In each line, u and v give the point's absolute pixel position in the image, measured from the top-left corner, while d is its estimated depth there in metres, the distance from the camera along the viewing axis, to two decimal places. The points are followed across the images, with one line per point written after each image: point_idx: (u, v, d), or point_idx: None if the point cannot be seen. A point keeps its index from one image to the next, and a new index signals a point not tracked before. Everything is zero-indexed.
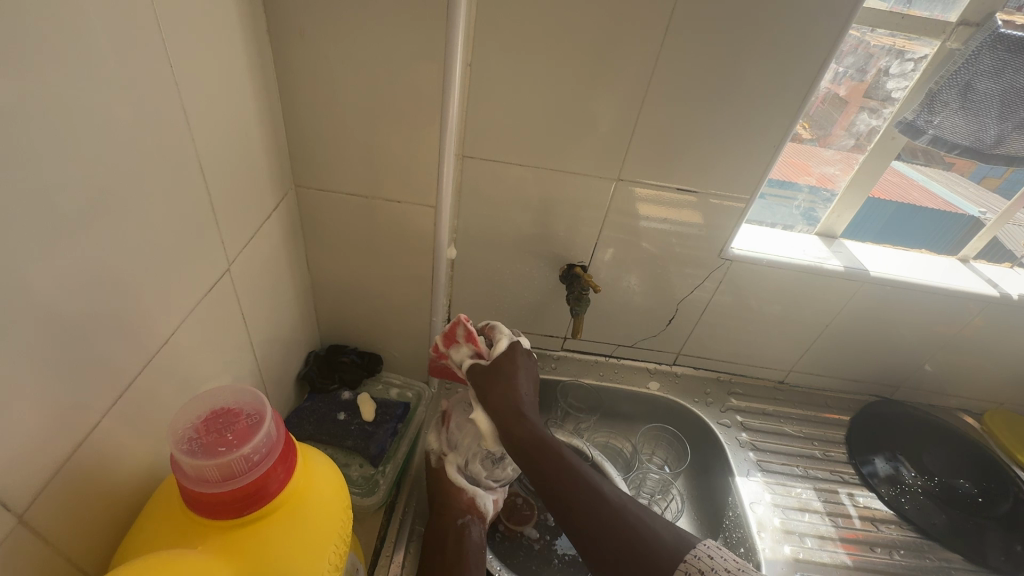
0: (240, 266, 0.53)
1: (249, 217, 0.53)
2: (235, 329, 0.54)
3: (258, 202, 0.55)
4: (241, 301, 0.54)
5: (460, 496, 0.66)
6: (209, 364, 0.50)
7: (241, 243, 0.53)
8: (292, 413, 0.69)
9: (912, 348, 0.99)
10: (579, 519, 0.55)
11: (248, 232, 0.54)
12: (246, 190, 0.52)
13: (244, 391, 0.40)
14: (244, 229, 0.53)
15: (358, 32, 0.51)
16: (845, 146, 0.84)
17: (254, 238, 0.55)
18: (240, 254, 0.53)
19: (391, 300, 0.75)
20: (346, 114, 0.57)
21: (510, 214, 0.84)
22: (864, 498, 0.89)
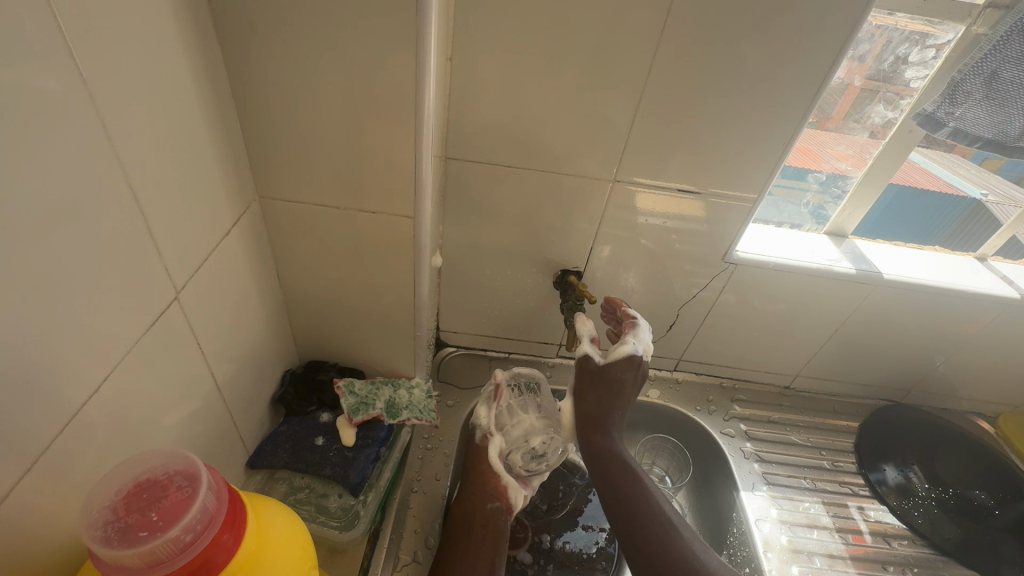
0: (191, 292, 0.48)
1: (200, 236, 0.48)
2: (189, 361, 0.49)
3: (212, 219, 0.49)
4: (194, 329, 0.49)
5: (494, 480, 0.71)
6: (157, 402, 0.45)
7: (191, 266, 0.47)
8: (266, 439, 0.64)
9: (926, 351, 0.94)
10: (636, 526, 0.63)
11: (199, 253, 0.48)
12: (197, 206, 0.47)
13: (176, 454, 0.35)
14: (194, 250, 0.47)
15: (320, 30, 0.46)
16: (859, 137, 0.79)
17: (208, 258, 0.50)
18: (189, 279, 0.47)
19: (373, 315, 0.70)
20: (310, 118, 0.51)
21: (499, 219, 0.79)
22: (876, 512, 0.85)
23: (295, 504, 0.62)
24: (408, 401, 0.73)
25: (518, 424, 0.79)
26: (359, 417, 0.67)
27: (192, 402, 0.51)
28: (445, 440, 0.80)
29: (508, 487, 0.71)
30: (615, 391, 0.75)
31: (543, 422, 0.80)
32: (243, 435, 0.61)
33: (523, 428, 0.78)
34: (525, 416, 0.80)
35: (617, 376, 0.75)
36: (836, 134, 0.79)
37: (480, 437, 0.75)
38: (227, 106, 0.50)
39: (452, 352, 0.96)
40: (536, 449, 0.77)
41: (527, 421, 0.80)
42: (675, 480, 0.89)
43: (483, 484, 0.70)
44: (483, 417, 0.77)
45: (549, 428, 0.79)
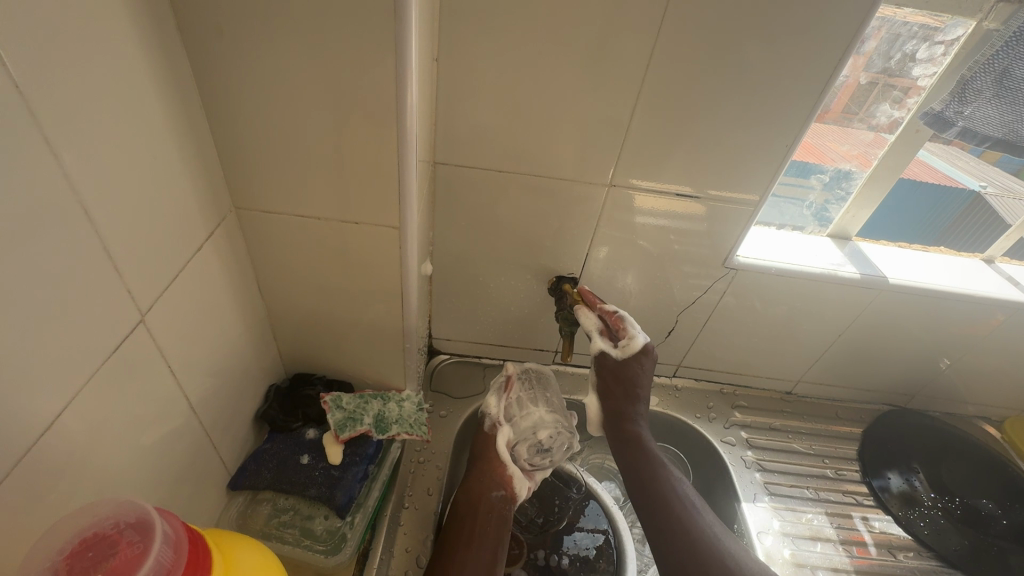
0: (159, 314, 0.45)
1: (168, 254, 0.45)
2: (158, 385, 0.47)
3: (181, 235, 0.47)
4: (164, 352, 0.47)
5: (501, 469, 0.72)
6: (122, 431, 0.43)
7: (159, 286, 0.45)
8: (249, 459, 0.61)
9: (931, 356, 0.92)
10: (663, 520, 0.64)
11: (168, 272, 0.46)
12: (163, 221, 0.44)
13: (128, 504, 0.33)
14: (162, 269, 0.45)
15: (293, 35, 0.43)
16: (859, 131, 0.75)
17: (178, 276, 0.47)
18: (157, 300, 0.45)
19: (360, 327, 0.67)
20: (284, 125, 0.48)
21: (492, 225, 0.76)
22: (881, 523, 0.83)
23: (279, 527, 0.59)
24: (398, 415, 0.70)
25: (526, 417, 0.80)
26: (346, 434, 0.65)
27: (163, 427, 0.49)
28: (436, 453, 0.78)
29: (514, 476, 0.72)
30: (634, 384, 0.73)
31: (551, 417, 0.81)
32: (223, 455, 0.59)
33: (531, 421, 0.80)
34: (533, 409, 0.81)
35: (632, 371, 0.72)
36: (839, 136, 0.76)
37: (490, 426, 0.78)
38: (197, 115, 0.47)
39: (445, 360, 0.94)
40: (542, 443, 0.78)
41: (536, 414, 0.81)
42: None
43: (490, 473, 0.72)
44: (493, 407, 0.80)
45: (556, 423, 0.80)
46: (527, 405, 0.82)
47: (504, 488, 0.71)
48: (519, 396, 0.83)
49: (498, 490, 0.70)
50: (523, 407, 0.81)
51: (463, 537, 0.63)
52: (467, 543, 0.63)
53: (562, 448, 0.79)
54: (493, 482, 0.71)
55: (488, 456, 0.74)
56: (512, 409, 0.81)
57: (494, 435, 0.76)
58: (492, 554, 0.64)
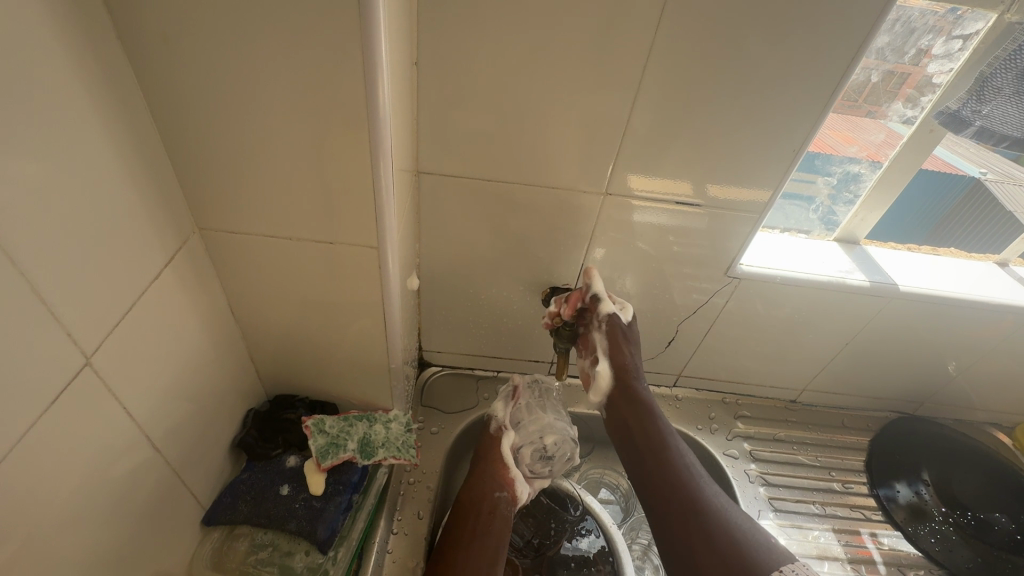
0: (110, 353, 0.42)
1: (116, 288, 0.41)
2: (111, 429, 0.43)
3: (132, 266, 0.43)
4: (116, 392, 0.43)
5: (502, 471, 0.71)
6: (66, 483, 0.40)
7: (108, 323, 0.41)
8: (225, 491, 0.58)
9: (942, 363, 0.88)
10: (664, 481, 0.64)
11: (118, 307, 0.42)
12: (112, 252, 0.41)
13: None
14: (109, 305, 0.41)
15: (251, 48, 0.39)
16: (857, 115, 0.69)
17: (130, 310, 0.43)
18: (106, 339, 0.41)
19: (340, 347, 0.63)
20: (245, 141, 0.44)
21: (481, 236, 0.72)
22: (890, 539, 0.81)
23: (256, 565, 0.56)
24: (384, 438, 0.67)
25: (534, 421, 0.77)
26: (328, 461, 0.61)
27: (120, 471, 0.45)
28: (427, 472, 0.75)
29: (516, 479, 0.71)
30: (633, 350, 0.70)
31: (557, 422, 0.77)
32: (195, 490, 0.56)
33: (538, 425, 0.77)
34: (542, 414, 0.78)
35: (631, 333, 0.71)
36: (850, 127, 0.70)
37: (495, 429, 0.76)
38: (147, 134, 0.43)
39: (436, 372, 0.90)
40: (547, 450, 0.75)
41: (544, 419, 0.78)
42: None
43: (493, 475, 0.71)
44: (499, 411, 0.78)
45: (563, 431, 0.76)
46: (537, 408, 0.79)
47: (506, 490, 0.70)
48: (529, 402, 0.80)
49: (500, 491, 0.69)
50: (532, 411, 0.78)
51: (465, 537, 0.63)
52: (467, 543, 0.63)
53: (565, 459, 0.76)
54: (496, 483, 0.70)
55: (491, 457, 0.73)
56: (520, 414, 0.78)
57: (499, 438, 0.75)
58: (492, 554, 0.63)
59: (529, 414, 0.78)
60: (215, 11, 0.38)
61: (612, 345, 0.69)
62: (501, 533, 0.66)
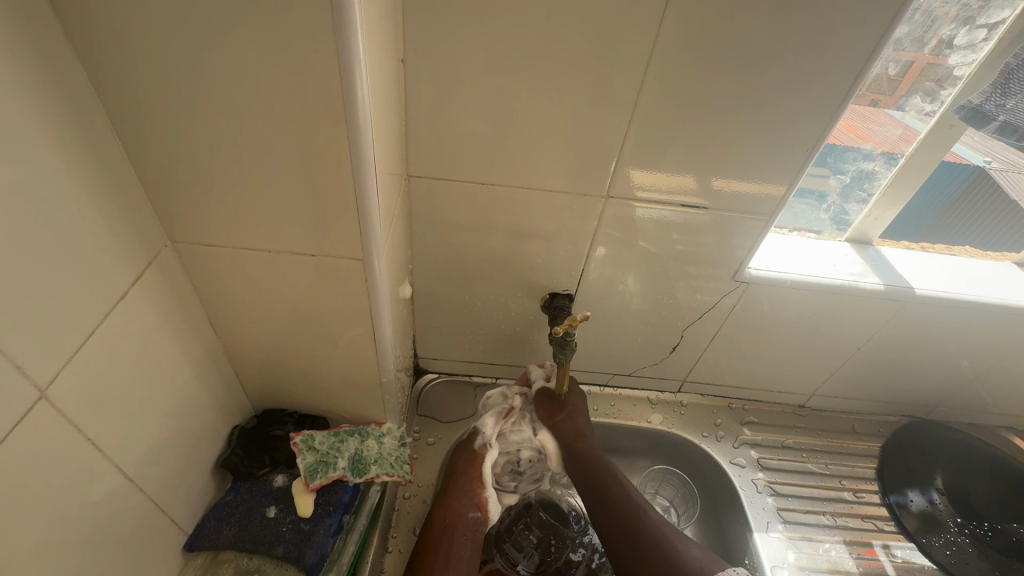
0: (70, 383, 0.39)
1: (75, 314, 0.38)
2: (74, 464, 0.40)
3: (93, 289, 0.40)
4: (78, 425, 0.40)
5: (478, 489, 0.69)
6: (26, 524, 0.37)
7: (66, 352, 0.38)
8: (210, 514, 0.56)
9: (957, 368, 0.85)
10: (619, 519, 0.66)
11: (77, 334, 0.39)
12: (67, 275, 0.37)
13: None
14: (66, 333, 0.38)
15: (219, 53, 0.36)
16: (859, 104, 0.65)
17: (92, 337, 0.40)
18: (64, 369, 0.38)
19: (329, 362, 0.61)
20: (216, 150, 0.41)
21: (477, 241, 0.69)
22: (903, 551, 0.78)
23: None
24: (377, 455, 0.65)
25: (519, 436, 0.76)
26: (317, 481, 0.59)
27: (88, 504, 0.42)
28: (422, 485, 0.73)
29: (490, 498, 0.69)
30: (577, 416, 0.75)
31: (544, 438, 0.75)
32: (175, 516, 0.53)
33: (519, 437, 0.76)
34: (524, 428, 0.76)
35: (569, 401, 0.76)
36: (859, 119, 0.66)
37: (479, 445, 0.73)
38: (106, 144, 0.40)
39: (432, 380, 0.87)
40: (518, 465, 0.75)
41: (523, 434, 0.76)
42: (680, 515, 0.82)
43: (468, 492, 0.68)
44: (488, 427, 0.74)
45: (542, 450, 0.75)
46: (522, 425, 0.76)
47: (478, 509, 0.68)
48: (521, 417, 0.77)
49: (473, 510, 0.67)
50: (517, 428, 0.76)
51: (440, 560, 0.61)
52: (442, 567, 0.61)
53: (535, 477, 0.76)
54: (470, 501, 0.67)
55: (469, 474, 0.70)
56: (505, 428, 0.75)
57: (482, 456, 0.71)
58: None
59: (512, 431, 0.76)
60: (177, 12, 0.35)
61: (547, 416, 0.75)
62: (472, 555, 0.64)
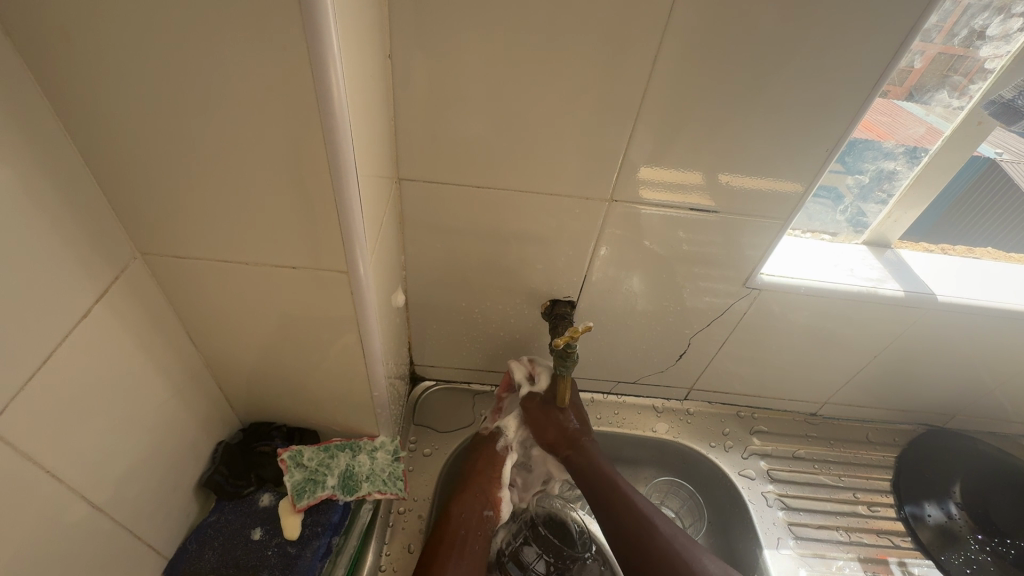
0: (22, 414, 0.36)
1: (28, 340, 0.36)
2: (32, 498, 0.38)
3: (50, 311, 0.37)
4: (36, 456, 0.38)
5: (494, 487, 0.69)
6: None
7: (18, 381, 0.35)
8: (192, 535, 0.55)
9: (979, 376, 0.81)
10: (622, 520, 0.64)
11: (32, 361, 0.36)
12: (16, 300, 0.35)
13: None
14: (17, 361, 0.35)
15: (185, 54, 0.34)
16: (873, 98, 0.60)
17: (49, 362, 0.38)
18: (17, 398, 0.36)
19: (315, 375, 0.58)
20: (182, 157, 0.39)
21: (472, 247, 0.66)
22: (920, 569, 0.75)
23: None
24: (369, 471, 0.63)
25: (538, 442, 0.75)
26: (304, 501, 0.58)
27: (50, 537, 0.40)
28: (419, 499, 0.70)
29: (503, 499, 0.69)
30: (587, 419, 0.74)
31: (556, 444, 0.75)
32: (153, 541, 0.51)
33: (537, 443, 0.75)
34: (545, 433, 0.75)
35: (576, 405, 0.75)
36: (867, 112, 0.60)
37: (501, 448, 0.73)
38: (67, 153, 0.37)
39: (429, 388, 0.84)
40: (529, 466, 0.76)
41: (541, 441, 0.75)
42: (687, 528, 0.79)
43: (483, 490, 0.68)
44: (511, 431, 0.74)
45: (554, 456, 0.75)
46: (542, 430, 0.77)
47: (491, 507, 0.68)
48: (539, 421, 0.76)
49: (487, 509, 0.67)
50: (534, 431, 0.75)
51: (455, 552, 0.61)
52: (455, 558, 0.61)
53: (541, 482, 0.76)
54: (486, 499, 0.68)
55: (487, 472, 0.70)
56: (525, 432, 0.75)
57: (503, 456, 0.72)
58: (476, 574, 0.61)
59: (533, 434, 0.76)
60: (139, 11, 0.32)
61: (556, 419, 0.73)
62: (484, 552, 0.64)
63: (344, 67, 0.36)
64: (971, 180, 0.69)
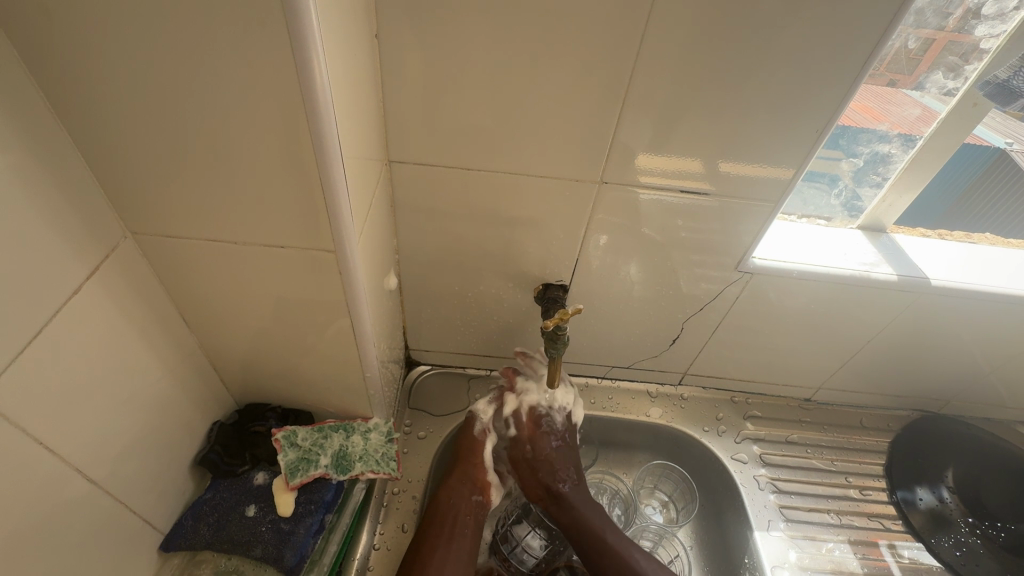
0: (18, 383, 0.37)
1: (17, 315, 0.36)
2: (28, 467, 0.39)
3: (38, 288, 0.38)
4: (31, 429, 0.39)
5: (480, 473, 0.71)
6: None
7: (8, 353, 0.36)
8: (188, 511, 0.56)
9: (973, 361, 0.81)
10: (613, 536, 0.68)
11: (21, 335, 0.37)
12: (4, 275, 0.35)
13: None
14: (7, 335, 0.36)
15: (166, 30, 0.34)
16: (877, 86, 0.61)
17: (40, 337, 0.38)
18: (9, 370, 0.36)
19: (307, 357, 0.58)
20: (166, 136, 0.39)
21: (464, 230, 0.66)
22: (910, 551, 0.76)
23: None
24: (362, 451, 0.64)
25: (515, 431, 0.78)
26: (297, 479, 0.59)
27: (47, 508, 0.41)
28: (414, 480, 0.72)
29: (491, 484, 0.71)
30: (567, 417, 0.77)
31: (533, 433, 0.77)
32: (148, 516, 0.52)
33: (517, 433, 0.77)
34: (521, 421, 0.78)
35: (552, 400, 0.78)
36: (873, 98, 0.61)
37: (478, 432, 0.75)
38: (54, 131, 0.38)
39: (425, 372, 0.85)
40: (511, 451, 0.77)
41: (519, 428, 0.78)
42: (679, 511, 0.80)
43: (470, 476, 0.70)
44: (483, 413, 0.76)
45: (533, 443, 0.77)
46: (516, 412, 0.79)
47: (479, 493, 0.70)
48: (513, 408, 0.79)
49: (476, 494, 0.69)
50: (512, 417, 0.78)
51: (444, 536, 0.63)
52: (444, 544, 0.63)
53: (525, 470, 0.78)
54: (472, 485, 0.69)
55: (472, 457, 0.72)
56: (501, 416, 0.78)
57: (482, 441, 0.74)
58: (466, 559, 0.63)
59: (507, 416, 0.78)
60: None
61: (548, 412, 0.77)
62: (474, 536, 0.66)
63: (325, 42, 0.36)
64: (970, 167, 0.69)
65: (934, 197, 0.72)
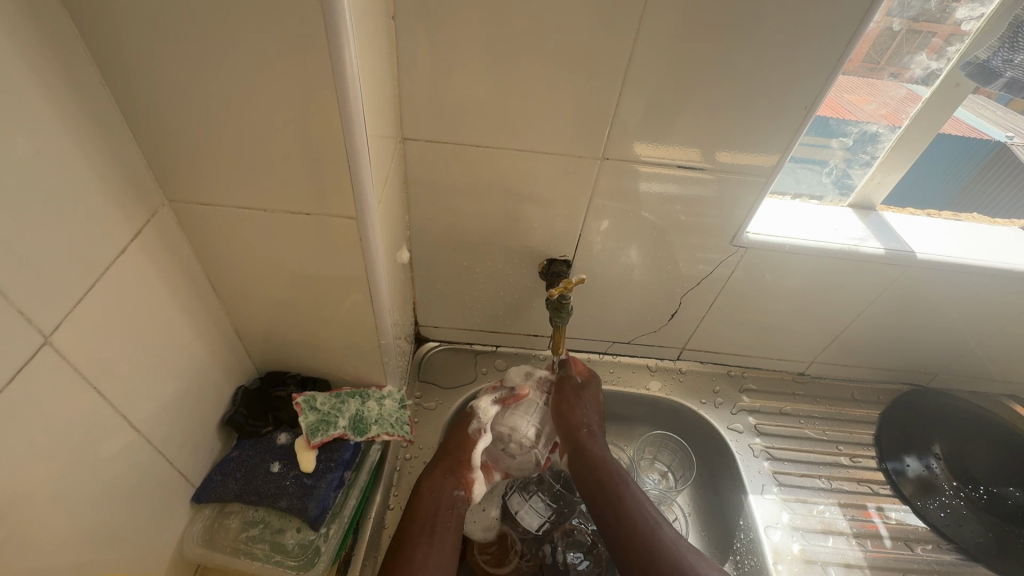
0: (73, 332, 0.41)
1: (73, 268, 0.40)
2: (81, 410, 0.42)
3: (89, 245, 0.41)
4: (83, 374, 0.42)
5: (466, 469, 0.70)
6: (40, 465, 0.39)
7: (66, 303, 0.40)
8: (218, 467, 0.60)
9: (960, 334, 0.84)
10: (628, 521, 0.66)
11: (77, 288, 0.41)
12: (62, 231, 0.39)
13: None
14: (66, 285, 0.40)
15: (206, 7, 0.37)
16: (876, 71, 0.64)
17: (92, 291, 0.42)
18: (67, 319, 0.40)
19: (325, 325, 0.62)
20: (203, 108, 0.42)
21: (473, 206, 0.69)
22: (897, 513, 0.80)
23: (247, 542, 0.58)
24: (378, 415, 0.67)
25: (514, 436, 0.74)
26: (318, 438, 0.62)
27: (94, 452, 0.44)
28: (424, 447, 0.76)
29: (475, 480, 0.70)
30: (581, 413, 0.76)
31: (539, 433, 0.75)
32: (181, 469, 0.56)
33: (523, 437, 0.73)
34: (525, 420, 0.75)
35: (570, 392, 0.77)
36: (869, 82, 0.65)
37: (473, 430, 0.73)
38: (99, 100, 0.41)
39: (433, 347, 0.88)
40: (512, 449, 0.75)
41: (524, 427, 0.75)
42: (677, 479, 0.84)
43: (456, 472, 0.69)
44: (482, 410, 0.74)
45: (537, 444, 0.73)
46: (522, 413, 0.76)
47: (463, 489, 0.69)
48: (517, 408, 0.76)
49: (460, 490, 0.68)
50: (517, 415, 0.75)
51: (425, 533, 0.63)
52: (425, 540, 0.63)
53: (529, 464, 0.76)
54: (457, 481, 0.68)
55: (459, 455, 0.70)
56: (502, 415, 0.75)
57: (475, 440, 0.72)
58: (447, 553, 0.63)
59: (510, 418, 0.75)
60: None
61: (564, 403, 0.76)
62: (455, 532, 0.65)
63: (351, 19, 0.39)
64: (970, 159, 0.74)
65: (922, 178, 0.75)
